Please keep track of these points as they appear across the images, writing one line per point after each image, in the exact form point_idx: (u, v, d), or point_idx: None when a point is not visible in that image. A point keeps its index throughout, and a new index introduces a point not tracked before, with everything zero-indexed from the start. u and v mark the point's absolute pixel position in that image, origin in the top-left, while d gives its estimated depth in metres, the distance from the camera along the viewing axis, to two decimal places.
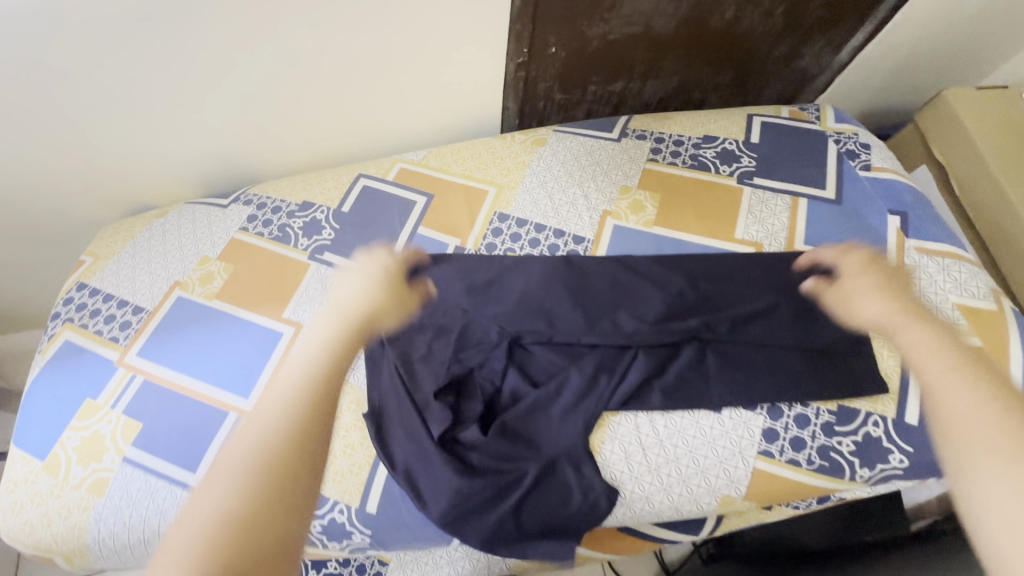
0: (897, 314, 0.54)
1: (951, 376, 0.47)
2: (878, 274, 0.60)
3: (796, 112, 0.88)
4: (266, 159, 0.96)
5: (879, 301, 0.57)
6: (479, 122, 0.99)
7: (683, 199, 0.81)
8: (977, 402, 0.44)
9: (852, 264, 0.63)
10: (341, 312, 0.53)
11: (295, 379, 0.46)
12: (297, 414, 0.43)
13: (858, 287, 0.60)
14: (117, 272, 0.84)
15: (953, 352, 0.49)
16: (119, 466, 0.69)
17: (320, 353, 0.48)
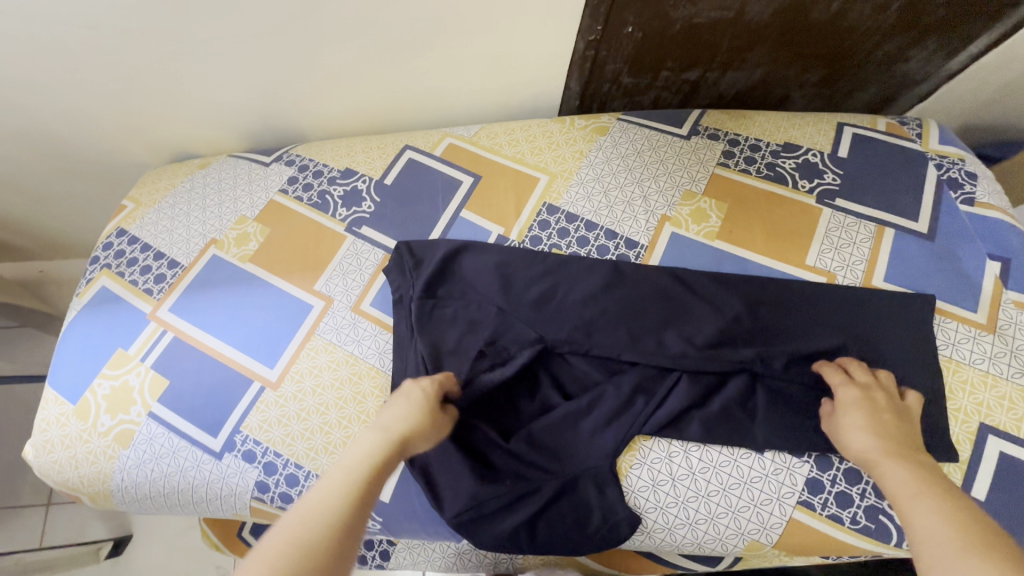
0: (880, 451, 0.54)
1: (918, 498, 0.48)
2: (876, 411, 0.57)
3: (894, 126, 0.79)
4: (313, 118, 0.93)
5: (870, 438, 0.55)
6: (537, 99, 0.92)
7: (753, 212, 0.74)
8: (943, 522, 0.45)
9: (850, 399, 0.58)
10: (382, 427, 0.56)
11: (352, 463, 0.52)
12: (353, 491, 0.48)
13: (851, 424, 0.57)
14: (156, 221, 0.83)
15: (931, 481, 0.50)
16: (144, 420, 0.69)
17: (370, 449, 0.53)
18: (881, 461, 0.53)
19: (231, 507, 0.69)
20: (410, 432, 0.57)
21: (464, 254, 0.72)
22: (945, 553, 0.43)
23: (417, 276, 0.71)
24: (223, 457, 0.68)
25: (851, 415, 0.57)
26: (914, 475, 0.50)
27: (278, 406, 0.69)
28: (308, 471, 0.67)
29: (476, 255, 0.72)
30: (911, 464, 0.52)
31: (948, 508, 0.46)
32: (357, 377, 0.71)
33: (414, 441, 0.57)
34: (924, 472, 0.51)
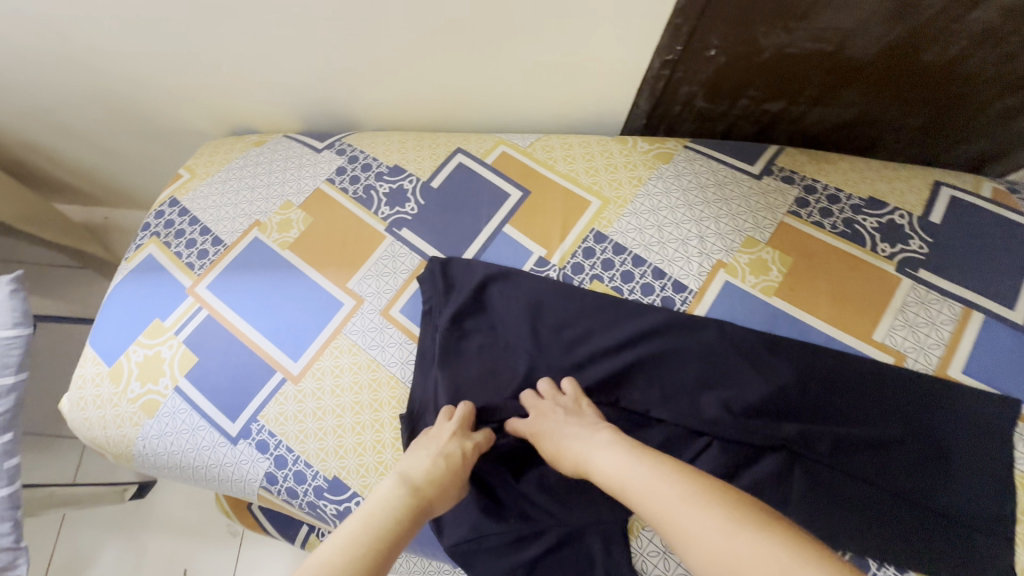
0: (586, 450, 0.56)
1: (636, 475, 0.50)
2: (562, 417, 0.59)
3: (1002, 193, 0.70)
4: (369, 107, 0.91)
5: (577, 441, 0.57)
6: (601, 114, 0.87)
7: (821, 271, 0.67)
8: (659, 485, 0.48)
9: (546, 415, 0.60)
10: (407, 477, 0.55)
11: (375, 513, 0.50)
12: (373, 551, 0.46)
13: (553, 438, 0.59)
14: (207, 195, 0.84)
15: (632, 449, 0.53)
16: (170, 393, 0.71)
17: (392, 501, 0.52)
18: (593, 456, 0.55)
19: (240, 490, 0.70)
20: (435, 494, 0.55)
21: (498, 283, 0.70)
22: (680, 519, 0.44)
23: (446, 302, 0.70)
24: (238, 442, 0.69)
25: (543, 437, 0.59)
26: (624, 454, 0.53)
27: (296, 401, 0.69)
28: (315, 471, 0.67)
29: (511, 285, 0.70)
30: (614, 442, 0.55)
31: (659, 471, 0.49)
32: (377, 384, 0.70)
33: (434, 503, 0.55)
34: (633, 449, 0.53)
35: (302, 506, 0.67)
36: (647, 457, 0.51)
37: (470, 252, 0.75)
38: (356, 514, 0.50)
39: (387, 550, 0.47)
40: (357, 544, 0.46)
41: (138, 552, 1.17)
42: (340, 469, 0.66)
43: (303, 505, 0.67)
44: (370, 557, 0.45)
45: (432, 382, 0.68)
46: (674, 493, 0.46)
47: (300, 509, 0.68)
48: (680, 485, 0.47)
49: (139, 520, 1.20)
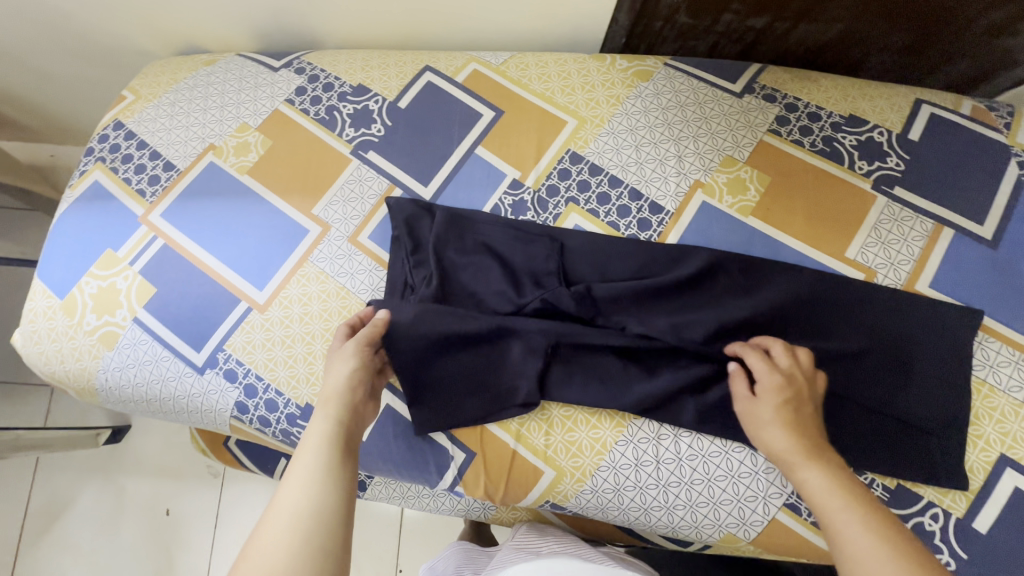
0: (798, 450, 0.51)
1: (838, 504, 0.47)
2: (800, 400, 0.54)
3: (980, 111, 0.69)
4: (329, 21, 0.84)
5: (793, 436, 0.52)
6: (579, 29, 0.82)
7: (798, 190, 0.66)
8: (874, 536, 0.43)
9: (769, 386, 0.55)
10: (331, 399, 0.55)
11: (317, 444, 0.50)
12: (330, 470, 0.48)
13: (768, 418, 0.54)
14: (155, 117, 0.78)
15: (854, 486, 0.48)
16: (129, 325, 0.68)
17: (326, 424, 0.52)
18: (801, 462, 0.51)
19: (210, 421, 0.69)
20: (355, 397, 0.56)
21: (468, 219, 0.68)
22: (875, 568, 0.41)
23: (420, 259, 0.66)
24: (205, 372, 0.67)
25: (764, 404, 0.55)
26: (836, 478, 0.48)
27: (263, 330, 0.67)
28: (286, 399, 0.66)
29: (488, 226, 0.67)
30: (832, 467, 0.50)
31: (871, 516, 0.45)
32: (347, 311, 0.68)
33: (360, 394, 0.57)
34: (846, 479, 0.49)
35: (275, 434, 0.67)
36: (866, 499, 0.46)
37: (441, 176, 0.72)
38: (305, 445, 0.50)
39: (346, 451, 0.51)
40: (314, 468, 0.48)
41: (116, 494, 1.17)
42: (312, 396, 0.65)
43: (276, 432, 0.67)
44: (331, 469, 0.48)
45: None
46: (876, 542, 0.43)
47: (274, 436, 0.67)
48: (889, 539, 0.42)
49: (115, 462, 1.19)
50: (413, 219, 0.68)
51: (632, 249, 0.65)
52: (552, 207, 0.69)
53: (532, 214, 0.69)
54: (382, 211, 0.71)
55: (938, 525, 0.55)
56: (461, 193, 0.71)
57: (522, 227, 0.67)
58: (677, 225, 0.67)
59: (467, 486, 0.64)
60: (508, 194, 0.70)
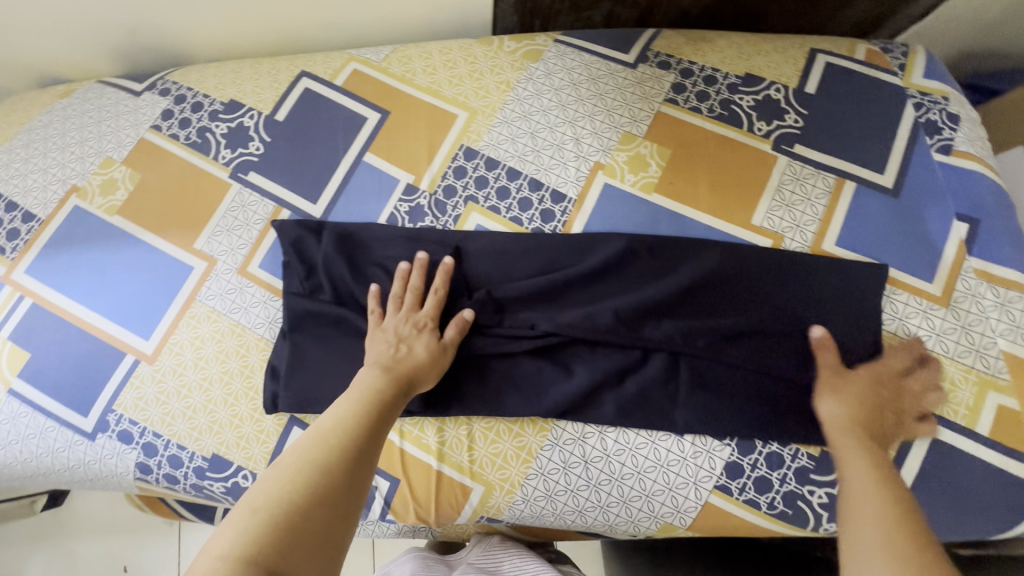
0: (852, 426, 0.50)
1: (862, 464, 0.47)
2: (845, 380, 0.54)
3: (875, 55, 0.67)
4: (192, 32, 0.76)
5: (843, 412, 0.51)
6: (464, 12, 0.77)
7: (698, 160, 0.63)
8: (873, 483, 0.44)
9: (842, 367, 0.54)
10: (392, 360, 0.53)
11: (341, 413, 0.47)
12: (345, 443, 0.44)
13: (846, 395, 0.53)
14: (9, 163, 0.70)
15: (877, 455, 0.48)
16: (5, 398, 0.62)
17: (365, 387, 0.50)
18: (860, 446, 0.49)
19: (115, 486, 0.64)
20: (415, 356, 0.54)
21: (359, 236, 0.63)
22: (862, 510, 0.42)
23: (309, 286, 0.62)
24: (96, 437, 0.61)
25: (861, 380, 0.53)
26: (867, 450, 0.48)
27: (155, 383, 0.62)
28: (190, 452, 0.61)
29: (383, 239, 0.63)
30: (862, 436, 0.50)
31: (880, 469, 0.46)
32: (245, 349, 0.63)
33: (421, 378, 0.54)
34: (873, 449, 0.48)
35: (186, 490, 0.62)
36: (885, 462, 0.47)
37: (330, 190, 0.67)
38: (330, 411, 0.47)
39: (375, 426, 0.47)
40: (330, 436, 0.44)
41: (65, 561, 1.10)
42: (218, 446, 0.61)
43: (186, 489, 0.62)
44: (371, 407, 0.48)
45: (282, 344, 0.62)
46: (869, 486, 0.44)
47: (186, 493, 0.62)
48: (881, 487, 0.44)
49: (60, 528, 1.12)
50: (301, 242, 0.63)
51: (529, 248, 0.62)
52: (450, 209, 0.65)
53: (430, 219, 0.65)
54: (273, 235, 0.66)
55: None
56: (353, 206, 0.66)
57: (414, 237, 0.63)
58: (578, 214, 0.63)
59: (398, 513, 0.61)
60: (403, 201, 0.66)
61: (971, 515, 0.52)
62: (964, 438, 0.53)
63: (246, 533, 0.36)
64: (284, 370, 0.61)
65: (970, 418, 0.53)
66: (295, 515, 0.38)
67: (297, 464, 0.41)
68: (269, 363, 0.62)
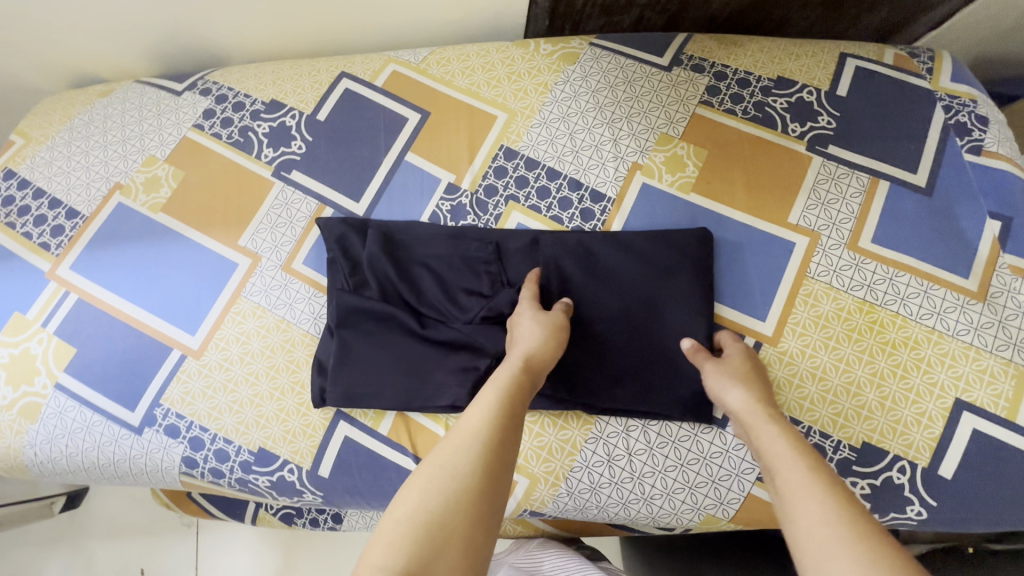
0: (760, 413, 0.50)
1: (798, 465, 0.44)
2: (734, 365, 0.55)
3: (903, 59, 0.69)
4: (231, 34, 0.78)
5: (745, 399, 0.52)
6: (499, 16, 0.78)
7: (735, 161, 0.65)
8: (805, 487, 0.42)
9: (733, 352, 0.57)
10: (520, 358, 0.52)
11: (474, 431, 0.44)
12: (475, 477, 0.41)
13: (716, 387, 0.54)
14: (51, 161, 0.71)
15: (808, 455, 0.45)
16: (51, 393, 0.63)
17: (501, 386, 0.49)
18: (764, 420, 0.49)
19: (159, 481, 0.64)
20: (545, 359, 0.53)
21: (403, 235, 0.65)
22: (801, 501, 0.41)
23: (357, 281, 0.63)
24: (143, 431, 0.62)
25: (729, 367, 0.55)
26: (793, 442, 0.47)
27: (202, 377, 0.63)
28: (236, 446, 0.62)
29: (425, 238, 0.64)
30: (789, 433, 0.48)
31: (818, 469, 0.43)
32: (290, 344, 0.64)
33: (542, 365, 0.53)
34: (803, 448, 0.46)
35: (230, 484, 0.63)
36: (820, 466, 0.44)
37: (371, 189, 0.68)
38: (468, 417, 0.46)
39: (511, 425, 0.46)
40: (458, 463, 0.42)
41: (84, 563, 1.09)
42: (263, 439, 0.61)
43: (232, 483, 0.62)
44: (510, 408, 0.47)
45: (328, 338, 0.62)
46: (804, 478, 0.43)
47: (231, 487, 0.63)
48: (822, 490, 0.41)
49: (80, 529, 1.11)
50: (349, 238, 0.64)
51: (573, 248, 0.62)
52: (491, 207, 0.67)
53: (471, 217, 0.66)
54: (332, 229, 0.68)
55: (906, 477, 0.56)
56: (396, 204, 0.68)
57: (458, 234, 0.64)
58: (617, 213, 0.65)
59: None
60: (445, 199, 0.67)
61: (1011, 504, 0.54)
62: (1003, 429, 0.54)
63: (401, 538, 0.37)
64: (331, 363, 0.61)
65: (1008, 410, 0.55)
66: (450, 521, 0.38)
67: (446, 467, 0.42)
68: (317, 356, 0.62)
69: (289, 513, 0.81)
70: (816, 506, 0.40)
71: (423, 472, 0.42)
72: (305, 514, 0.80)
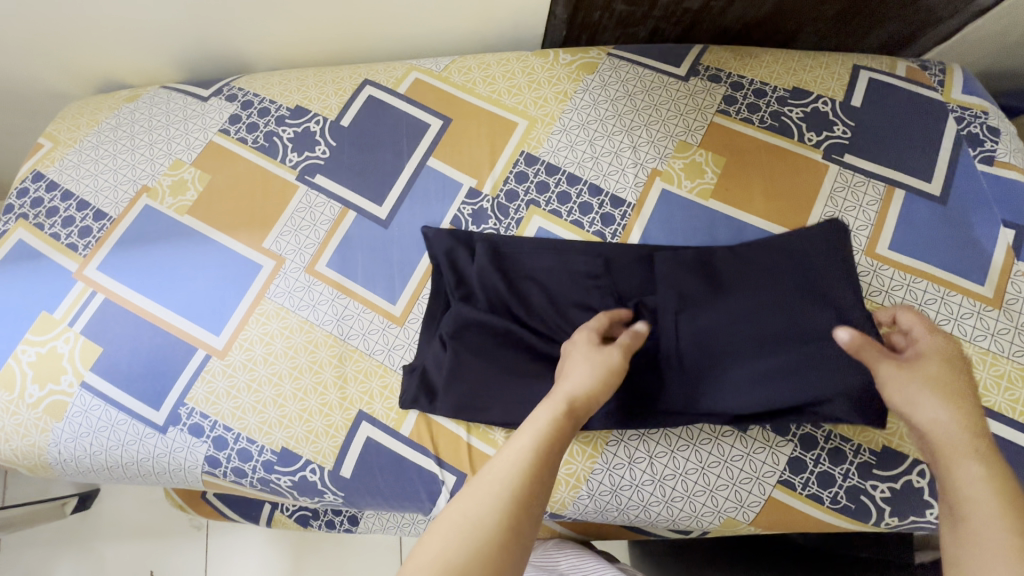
0: (962, 447, 0.43)
1: (993, 511, 0.39)
2: (925, 375, 0.47)
3: (915, 71, 0.71)
4: (256, 42, 0.79)
5: (945, 418, 0.45)
6: (517, 26, 0.80)
7: (753, 168, 0.66)
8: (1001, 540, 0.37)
9: (920, 344, 0.50)
10: (564, 393, 0.48)
11: (505, 477, 0.41)
12: (501, 533, 0.38)
13: (899, 394, 0.47)
14: (79, 164, 0.73)
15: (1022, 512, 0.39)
16: (77, 391, 0.63)
17: (538, 429, 0.45)
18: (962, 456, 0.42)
19: (181, 480, 0.65)
20: (595, 398, 0.49)
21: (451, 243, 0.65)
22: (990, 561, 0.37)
23: (465, 291, 0.63)
24: (168, 430, 0.62)
25: (921, 364, 0.48)
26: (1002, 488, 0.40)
27: (226, 377, 0.64)
28: (259, 445, 0.62)
29: (533, 251, 0.63)
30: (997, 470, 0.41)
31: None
32: (313, 345, 0.65)
33: (591, 402, 0.48)
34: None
35: (252, 484, 0.63)
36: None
37: (395, 193, 0.70)
38: (500, 460, 0.42)
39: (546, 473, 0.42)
40: (483, 517, 0.38)
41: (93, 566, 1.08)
42: (286, 439, 0.62)
43: (254, 483, 0.63)
44: (547, 452, 0.43)
45: (434, 346, 0.63)
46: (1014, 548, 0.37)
47: (252, 487, 0.63)
48: None
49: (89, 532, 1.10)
50: (455, 248, 0.64)
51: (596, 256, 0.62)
52: (513, 212, 0.68)
53: (493, 222, 0.67)
54: (416, 235, 0.68)
55: (925, 481, 0.56)
56: (419, 208, 0.69)
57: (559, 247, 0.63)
58: (638, 219, 0.66)
59: None
60: (466, 204, 0.68)
61: None
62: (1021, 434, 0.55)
63: None
64: (433, 375, 0.62)
65: None
66: None
67: (472, 522, 0.38)
68: (413, 361, 0.63)
69: (305, 515, 0.81)
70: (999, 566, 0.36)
71: (448, 523, 0.38)
72: (321, 516, 0.81)
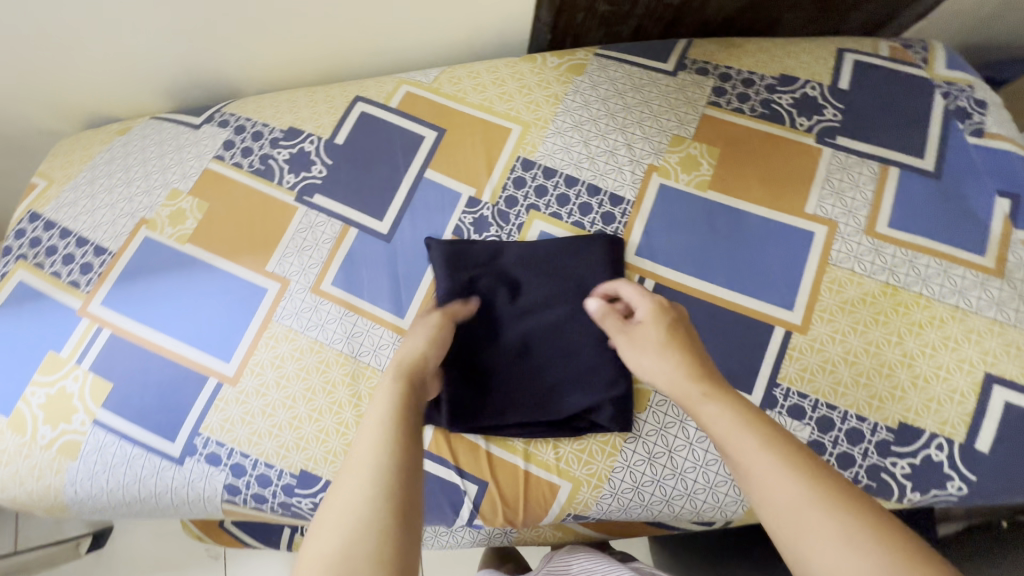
0: (691, 391, 0.50)
1: (755, 444, 0.44)
2: (646, 332, 0.57)
3: (898, 50, 0.71)
4: (243, 66, 0.79)
5: (668, 369, 0.53)
6: (503, 33, 0.81)
7: (747, 157, 0.67)
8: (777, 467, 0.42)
9: (640, 311, 0.59)
10: (397, 372, 0.54)
11: (369, 466, 0.44)
12: (379, 515, 0.41)
13: (632, 355, 0.57)
14: (75, 201, 0.72)
15: (758, 430, 0.45)
16: (90, 429, 0.63)
17: (385, 414, 0.49)
18: (700, 401, 0.49)
19: (201, 510, 0.64)
20: (421, 367, 0.56)
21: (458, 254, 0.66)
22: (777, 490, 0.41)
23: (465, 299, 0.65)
24: (185, 461, 0.62)
25: (643, 329, 0.57)
26: (732, 418, 0.46)
27: (240, 404, 0.63)
28: (278, 469, 0.62)
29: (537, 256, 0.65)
30: (725, 403, 0.48)
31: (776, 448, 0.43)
32: (324, 365, 0.64)
33: (421, 374, 0.55)
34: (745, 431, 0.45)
35: (272, 510, 0.63)
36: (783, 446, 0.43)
37: (394, 207, 0.70)
38: (360, 452, 0.46)
39: (409, 446, 0.47)
40: (358, 510, 0.41)
41: None
42: (305, 461, 0.62)
43: (274, 508, 0.62)
44: (403, 430, 0.48)
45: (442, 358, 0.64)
46: (795, 481, 0.41)
47: (274, 512, 0.63)
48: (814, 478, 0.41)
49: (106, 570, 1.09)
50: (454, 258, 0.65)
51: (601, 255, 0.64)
52: (514, 218, 0.68)
53: (494, 229, 0.68)
54: (421, 248, 0.68)
55: (944, 454, 0.56)
56: (420, 221, 0.69)
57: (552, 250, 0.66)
58: (639, 215, 0.66)
59: (486, 517, 0.61)
60: (467, 213, 0.69)
61: None
62: None
63: None
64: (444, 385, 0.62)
65: None
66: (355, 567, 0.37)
67: (353, 515, 0.41)
68: None
69: None
70: (787, 491, 0.41)
71: (333, 526, 0.41)
72: None
